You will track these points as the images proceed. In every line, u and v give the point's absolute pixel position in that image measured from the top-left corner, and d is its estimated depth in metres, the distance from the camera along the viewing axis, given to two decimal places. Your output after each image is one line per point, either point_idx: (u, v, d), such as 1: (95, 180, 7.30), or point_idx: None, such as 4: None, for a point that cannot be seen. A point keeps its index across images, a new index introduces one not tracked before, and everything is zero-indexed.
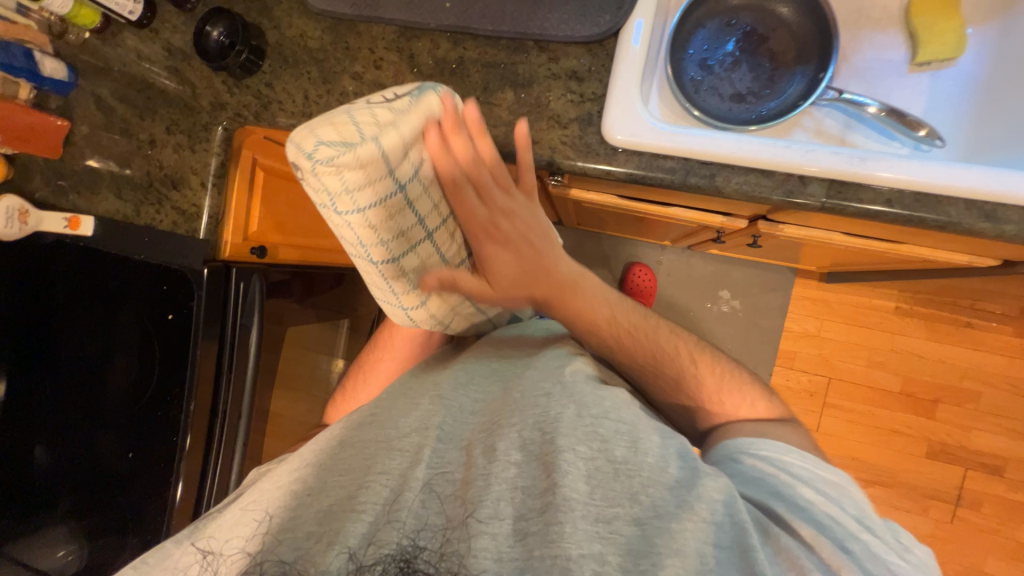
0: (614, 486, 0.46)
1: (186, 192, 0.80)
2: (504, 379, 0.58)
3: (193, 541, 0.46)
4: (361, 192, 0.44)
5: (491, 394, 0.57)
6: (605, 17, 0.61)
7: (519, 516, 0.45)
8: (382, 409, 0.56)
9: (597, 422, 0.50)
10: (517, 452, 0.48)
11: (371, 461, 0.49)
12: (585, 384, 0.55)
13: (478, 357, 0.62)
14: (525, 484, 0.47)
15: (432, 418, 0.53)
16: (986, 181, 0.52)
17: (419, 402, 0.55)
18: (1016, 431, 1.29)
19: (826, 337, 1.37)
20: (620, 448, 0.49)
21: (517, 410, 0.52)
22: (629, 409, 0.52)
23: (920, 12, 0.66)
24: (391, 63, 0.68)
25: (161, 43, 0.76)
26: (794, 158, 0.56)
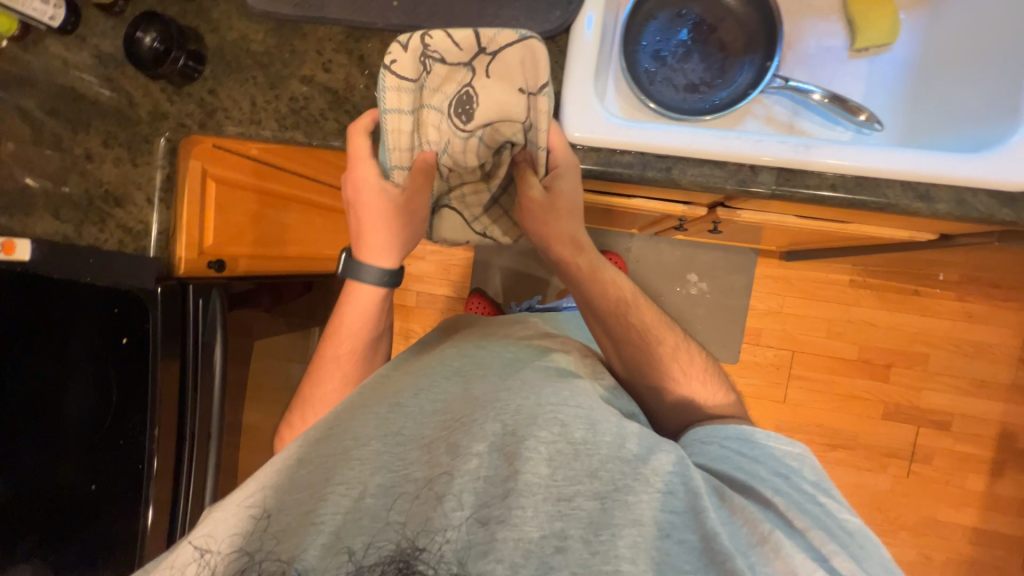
0: (574, 466, 0.46)
1: (131, 209, 0.75)
2: (466, 378, 0.57)
3: (189, 539, 0.41)
4: (445, 123, 0.55)
5: (452, 392, 0.54)
6: (555, 13, 0.61)
7: (481, 504, 0.43)
8: (339, 421, 0.50)
9: (557, 410, 0.50)
10: (479, 444, 0.46)
11: (328, 473, 0.45)
12: (548, 375, 0.56)
13: (440, 359, 0.61)
14: (488, 473, 0.45)
15: (393, 422, 0.49)
16: (920, 164, 0.55)
17: (377, 408, 0.51)
18: (962, 388, 1.39)
19: (788, 312, 1.43)
20: (578, 429, 0.49)
21: (479, 406, 0.51)
22: (586, 397, 0.54)
23: (857, 0, 0.69)
24: (341, 65, 0.66)
25: (89, 49, 0.72)
26: (742, 148, 0.57)
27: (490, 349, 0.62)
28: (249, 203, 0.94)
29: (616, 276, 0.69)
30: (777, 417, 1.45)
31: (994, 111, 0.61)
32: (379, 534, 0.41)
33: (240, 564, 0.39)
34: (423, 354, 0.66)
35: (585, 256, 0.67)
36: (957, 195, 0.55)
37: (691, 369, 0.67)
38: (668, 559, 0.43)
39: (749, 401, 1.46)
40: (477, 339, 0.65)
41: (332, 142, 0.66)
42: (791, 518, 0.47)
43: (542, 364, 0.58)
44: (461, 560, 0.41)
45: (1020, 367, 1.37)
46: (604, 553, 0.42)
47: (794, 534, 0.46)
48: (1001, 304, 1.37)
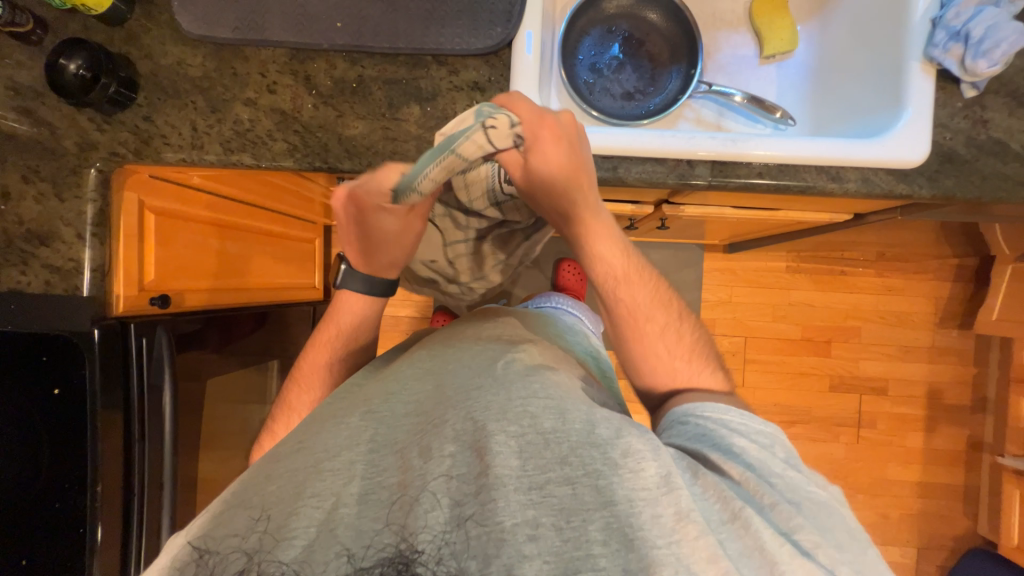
0: (544, 455, 0.46)
1: (58, 246, 0.69)
2: (437, 375, 0.56)
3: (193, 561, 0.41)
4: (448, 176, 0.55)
5: (424, 391, 0.55)
6: (496, 29, 0.64)
7: (455, 503, 0.43)
8: (309, 434, 0.51)
9: (526, 403, 0.49)
10: (451, 444, 0.47)
11: (301, 486, 0.46)
12: (519, 371, 0.54)
13: (410, 361, 0.60)
14: (460, 471, 0.45)
15: (365, 431, 0.51)
16: (831, 150, 0.62)
17: (349, 419, 0.52)
18: (892, 355, 1.54)
19: (737, 301, 1.53)
20: (548, 420, 0.48)
21: (450, 405, 0.51)
22: (556, 387, 0.52)
23: (761, 14, 0.78)
24: (287, 86, 0.66)
25: (1, 80, 0.67)
26: (672, 144, 0.62)
27: (459, 347, 0.61)
28: (192, 233, 0.90)
29: (611, 247, 0.61)
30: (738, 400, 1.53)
31: None
32: (377, 537, 0.42)
33: (240, 564, 0.41)
34: (396, 359, 0.65)
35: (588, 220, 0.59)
36: (861, 175, 0.63)
37: (682, 357, 0.63)
38: (640, 534, 0.43)
39: None
40: (449, 340, 0.64)
41: (282, 162, 0.65)
42: (757, 494, 0.48)
43: (503, 359, 0.57)
44: (442, 558, 0.41)
45: (936, 330, 1.53)
46: (575, 539, 0.43)
47: (763, 510, 0.47)
48: (913, 276, 1.53)
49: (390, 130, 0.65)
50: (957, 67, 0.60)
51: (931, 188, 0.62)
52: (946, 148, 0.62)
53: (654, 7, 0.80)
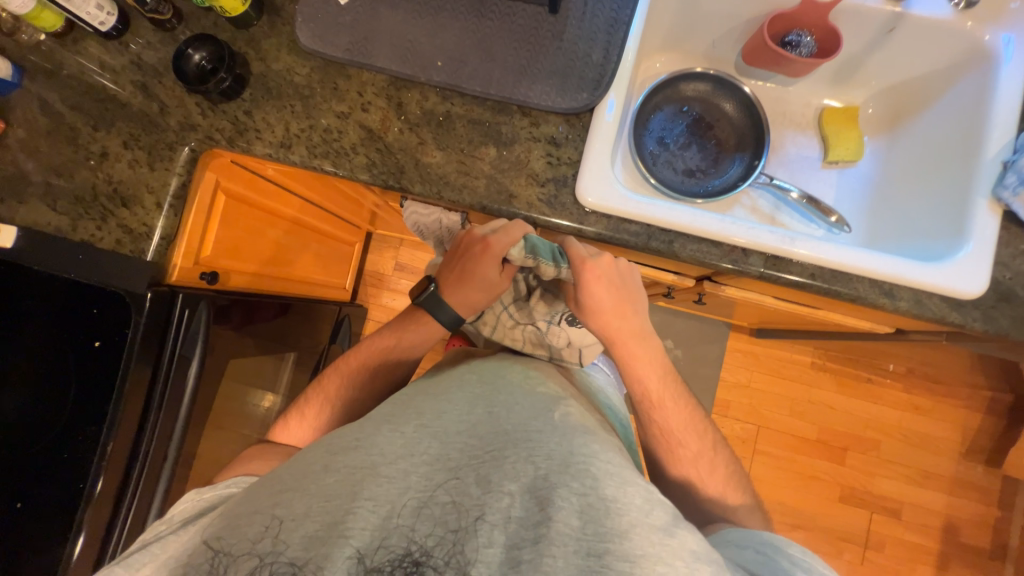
0: (603, 522, 0.42)
1: (137, 211, 0.73)
2: (487, 403, 0.56)
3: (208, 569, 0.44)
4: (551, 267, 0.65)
5: (474, 415, 0.54)
6: (583, 94, 0.67)
7: (512, 545, 0.42)
8: (366, 433, 0.52)
9: (589, 462, 0.47)
10: (512, 483, 0.46)
11: (358, 486, 0.46)
12: (578, 429, 0.52)
13: (461, 386, 0.60)
14: (520, 514, 0.44)
15: (419, 443, 0.50)
16: (895, 267, 0.62)
17: (404, 428, 0.52)
18: (911, 477, 1.46)
19: (756, 388, 1.51)
20: (609, 486, 0.45)
21: (511, 444, 0.49)
22: (617, 456, 0.49)
23: (831, 122, 0.82)
24: (379, 108, 0.70)
25: (129, 56, 0.74)
26: (732, 232, 0.64)
27: (518, 386, 0.59)
28: (252, 218, 0.94)
29: (650, 375, 0.68)
30: None
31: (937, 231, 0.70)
32: (394, 537, 0.43)
33: (252, 565, 0.43)
34: (444, 373, 0.66)
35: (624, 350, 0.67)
36: (916, 297, 0.63)
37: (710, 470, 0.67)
38: None
39: None
40: (501, 372, 0.62)
41: (359, 176, 0.69)
42: None
43: (559, 411, 0.54)
44: None
45: (961, 461, 1.46)
46: None
47: None
48: (942, 399, 1.48)
49: (464, 165, 0.68)
50: None
51: (985, 323, 0.61)
52: (1005, 287, 0.62)
53: (729, 97, 0.84)
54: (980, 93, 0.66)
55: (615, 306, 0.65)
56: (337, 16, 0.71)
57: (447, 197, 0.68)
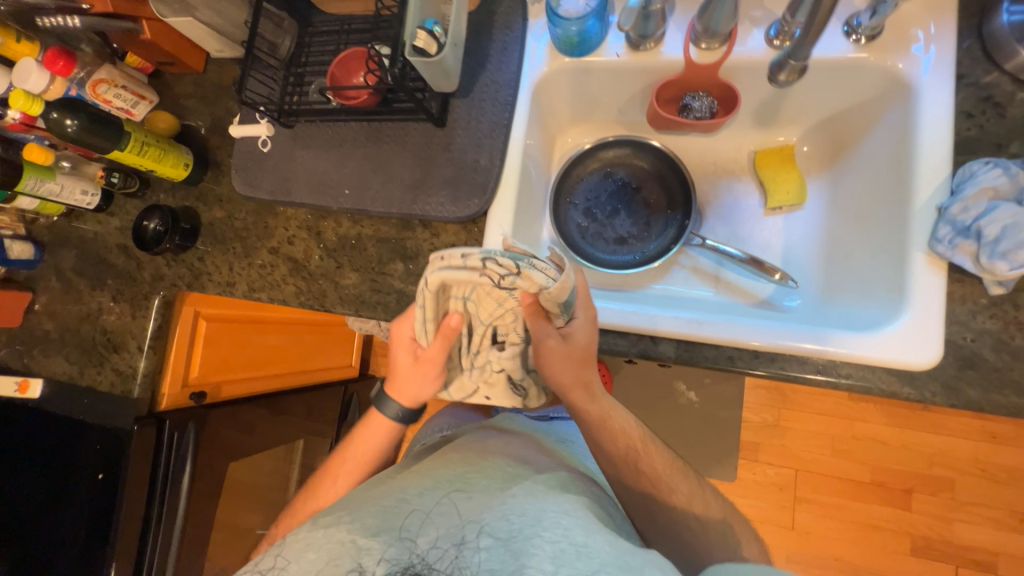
0: (578, 565, 0.43)
1: (124, 354, 0.84)
2: (461, 483, 0.57)
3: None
4: (558, 310, 0.56)
5: (449, 488, 0.56)
6: (474, 200, 0.69)
7: None
8: (344, 514, 0.53)
9: (560, 517, 0.50)
10: (485, 537, 0.47)
11: (327, 554, 0.47)
12: (546, 491, 0.56)
13: (437, 468, 0.61)
14: (494, 565, 0.44)
15: (395, 510, 0.51)
16: (823, 341, 0.55)
17: (377, 501, 0.53)
18: (1003, 522, 1.22)
19: (787, 427, 1.36)
20: (580, 534, 0.47)
21: (486, 507, 0.51)
22: (576, 510, 0.53)
23: (764, 166, 0.76)
24: (302, 239, 0.77)
25: (114, 223, 0.88)
26: (632, 321, 0.61)
27: (489, 463, 0.62)
28: (238, 332, 1.05)
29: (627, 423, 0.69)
30: (788, 544, 1.32)
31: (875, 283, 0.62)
32: (392, 550, 0.46)
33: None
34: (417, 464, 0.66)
35: (595, 402, 0.66)
36: (856, 372, 0.55)
37: None
38: None
39: (753, 525, 1.35)
40: (474, 456, 0.65)
41: (291, 304, 0.76)
42: None
43: (541, 481, 0.59)
44: None
45: None
46: None
47: None
48: None
49: (377, 283, 0.72)
50: (974, 263, 0.51)
51: (947, 397, 0.52)
52: (969, 351, 0.52)
53: (647, 156, 0.81)
54: (903, 125, 0.59)
55: (583, 352, 0.60)
56: (261, 163, 0.80)
57: (366, 315, 0.73)
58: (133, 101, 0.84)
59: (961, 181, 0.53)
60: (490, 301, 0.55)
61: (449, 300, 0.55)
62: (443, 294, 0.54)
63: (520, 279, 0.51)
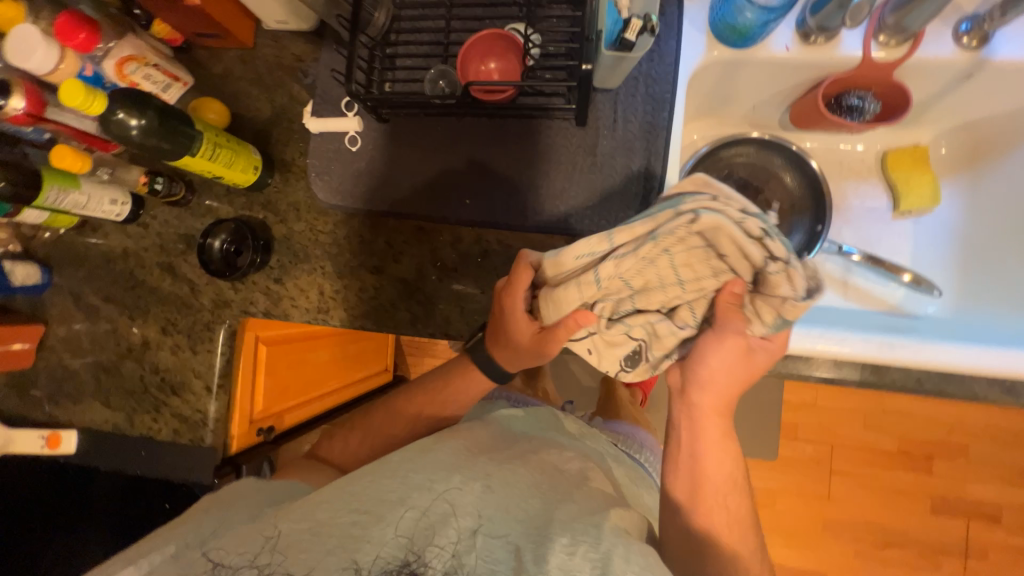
0: None
1: (188, 397, 0.70)
2: (542, 493, 0.53)
3: (204, 551, 0.45)
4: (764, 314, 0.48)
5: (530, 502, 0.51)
6: (630, 213, 0.61)
7: None
8: (430, 471, 0.51)
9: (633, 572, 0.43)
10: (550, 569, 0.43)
11: (383, 511, 0.46)
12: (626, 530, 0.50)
13: (520, 462, 0.57)
14: None
15: (469, 496, 0.49)
16: (1017, 363, 0.54)
17: (455, 478, 0.50)
18: (1007, 478, 1.37)
19: (823, 405, 1.43)
20: None
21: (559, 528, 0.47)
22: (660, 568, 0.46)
23: (898, 167, 0.73)
24: (412, 257, 0.66)
25: (151, 236, 0.72)
26: (823, 344, 0.57)
27: (569, 478, 0.58)
28: (294, 353, 0.92)
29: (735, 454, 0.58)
30: (823, 513, 1.42)
31: None
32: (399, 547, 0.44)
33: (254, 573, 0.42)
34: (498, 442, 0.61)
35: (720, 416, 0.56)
36: None
37: None
38: None
39: (792, 498, 1.44)
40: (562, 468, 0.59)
41: (404, 333, 0.66)
42: None
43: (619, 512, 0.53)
44: None
45: None
46: None
47: None
48: None
49: None
50: None
51: None
52: None
53: (793, 171, 0.75)
54: None
55: (751, 369, 0.52)
56: (351, 165, 0.67)
57: None
58: (165, 83, 0.66)
59: None
60: (706, 264, 0.46)
61: (656, 258, 0.46)
62: (670, 245, 0.45)
63: (778, 272, 0.44)
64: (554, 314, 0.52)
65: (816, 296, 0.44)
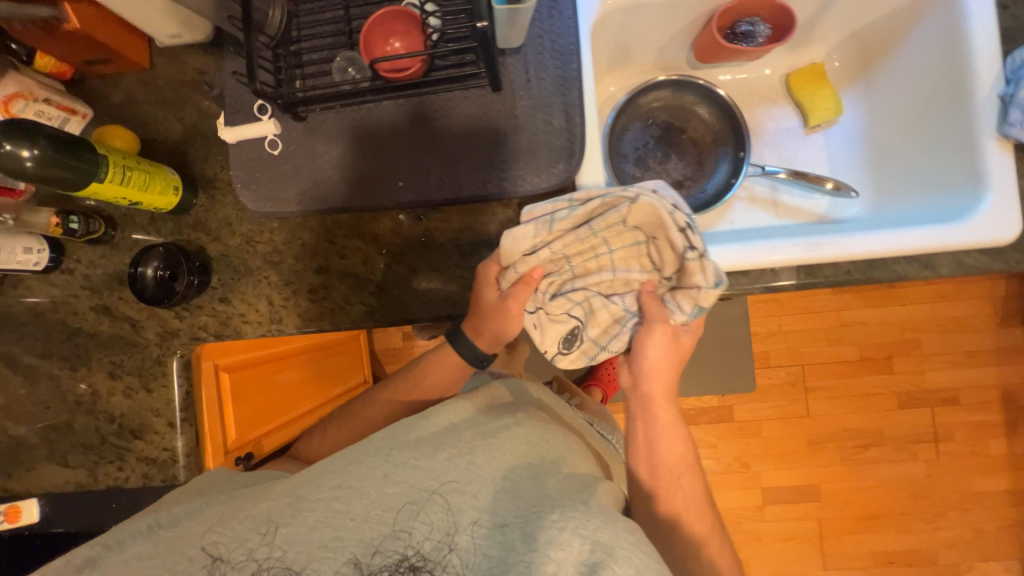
0: None
1: (151, 438, 0.68)
2: (536, 468, 0.54)
3: (202, 546, 0.46)
4: (684, 300, 0.55)
5: (521, 476, 0.53)
6: (559, 166, 0.62)
7: None
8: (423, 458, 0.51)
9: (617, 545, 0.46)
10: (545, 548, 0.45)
11: (372, 491, 0.48)
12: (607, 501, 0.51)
13: (513, 433, 0.57)
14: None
15: (460, 475, 0.51)
16: (926, 239, 0.60)
17: (440, 458, 0.51)
18: (958, 362, 1.49)
19: (788, 330, 1.51)
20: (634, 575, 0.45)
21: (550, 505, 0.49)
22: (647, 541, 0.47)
23: (801, 87, 0.78)
24: (357, 249, 0.66)
25: (78, 280, 0.68)
26: (755, 256, 0.61)
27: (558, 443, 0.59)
28: (261, 376, 0.90)
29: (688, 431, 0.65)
30: (806, 430, 1.50)
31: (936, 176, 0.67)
32: (391, 543, 0.46)
33: (252, 568, 0.44)
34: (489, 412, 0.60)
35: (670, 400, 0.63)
36: (953, 258, 0.61)
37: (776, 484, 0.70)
38: None
39: (776, 422, 1.51)
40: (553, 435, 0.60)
41: (363, 326, 0.66)
42: None
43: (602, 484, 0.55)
44: None
45: (999, 330, 1.48)
46: None
47: None
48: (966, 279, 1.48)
49: (466, 278, 0.65)
50: None
51: None
52: None
53: (705, 103, 0.79)
54: (949, 28, 0.63)
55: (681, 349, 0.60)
56: (276, 169, 0.65)
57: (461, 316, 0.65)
58: (62, 119, 0.63)
59: (1016, 69, 0.59)
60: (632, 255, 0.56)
61: (595, 241, 0.55)
62: (609, 236, 0.55)
63: (693, 262, 0.52)
64: (520, 268, 0.56)
65: (722, 284, 0.51)
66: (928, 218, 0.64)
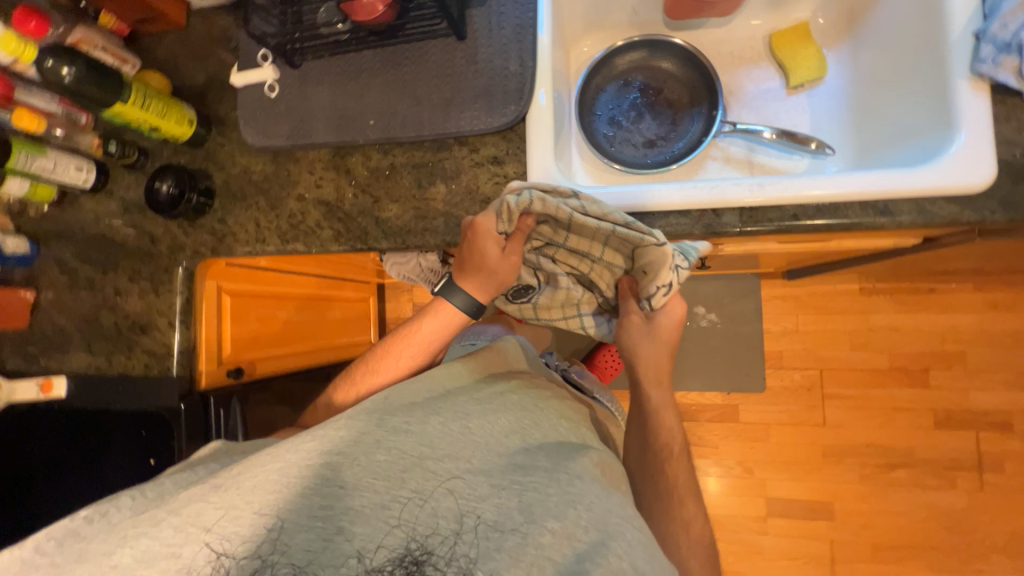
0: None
1: (155, 334, 0.80)
2: (524, 434, 0.53)
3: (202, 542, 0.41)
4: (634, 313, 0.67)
5: (513, 448, 0.51)
6: (510, 107, 0.67)
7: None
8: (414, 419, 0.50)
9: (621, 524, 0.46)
10: (552, 522, 0.44)
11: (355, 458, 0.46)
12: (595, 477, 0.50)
13: (502, 398, 0.56)
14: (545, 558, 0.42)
15: (457, 444, 0.49)
16: (883, 182, 0.57)
17: (438, 418, 0.51)
18: (1011, 383, 1.31)
19: (806, 331, 1.41)
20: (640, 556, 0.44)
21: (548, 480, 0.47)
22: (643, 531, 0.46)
23: (783, 46, 0.77)
24: (330, 179, 0.74)
25: (116, 200, 0.82)
26: (696, 195, 0.61)
27: (546, 410, 0.57)
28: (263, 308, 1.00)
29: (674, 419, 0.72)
30: (822, 441, 1.38)
31: (913, 126, 0.64)
32: (392, 536, 0.42)
33: (253, 566, 0.40)
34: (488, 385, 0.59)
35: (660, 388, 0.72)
36: (916, 205, 0.57)
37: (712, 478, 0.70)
38: None
39: (786, 428, 1.41)
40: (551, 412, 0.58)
41: (330, 248, 0.73)
42: None
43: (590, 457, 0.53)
44: None
45: None
46: None
47: None
48: None
49: (420, 209, 0.70)
50: (1015, 78, 0.54)
51: (1004, 211, 0.55)
52: (1017, 165, 0.55)
53: (667, 56, 0.81)
54: None
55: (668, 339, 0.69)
56: (272, 108, 0.75)
57: (415, 243, 0.70)
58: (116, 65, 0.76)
59: (994, 3, 0.56)
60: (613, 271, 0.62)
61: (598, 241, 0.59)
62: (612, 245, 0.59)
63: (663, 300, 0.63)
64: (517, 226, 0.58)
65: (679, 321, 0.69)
66: (894, 167, 0.60)
